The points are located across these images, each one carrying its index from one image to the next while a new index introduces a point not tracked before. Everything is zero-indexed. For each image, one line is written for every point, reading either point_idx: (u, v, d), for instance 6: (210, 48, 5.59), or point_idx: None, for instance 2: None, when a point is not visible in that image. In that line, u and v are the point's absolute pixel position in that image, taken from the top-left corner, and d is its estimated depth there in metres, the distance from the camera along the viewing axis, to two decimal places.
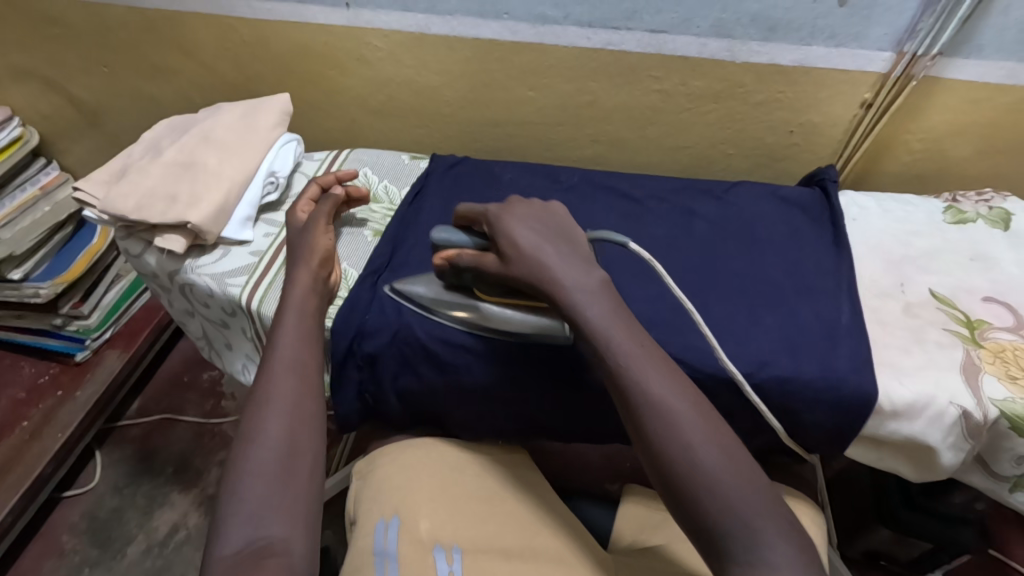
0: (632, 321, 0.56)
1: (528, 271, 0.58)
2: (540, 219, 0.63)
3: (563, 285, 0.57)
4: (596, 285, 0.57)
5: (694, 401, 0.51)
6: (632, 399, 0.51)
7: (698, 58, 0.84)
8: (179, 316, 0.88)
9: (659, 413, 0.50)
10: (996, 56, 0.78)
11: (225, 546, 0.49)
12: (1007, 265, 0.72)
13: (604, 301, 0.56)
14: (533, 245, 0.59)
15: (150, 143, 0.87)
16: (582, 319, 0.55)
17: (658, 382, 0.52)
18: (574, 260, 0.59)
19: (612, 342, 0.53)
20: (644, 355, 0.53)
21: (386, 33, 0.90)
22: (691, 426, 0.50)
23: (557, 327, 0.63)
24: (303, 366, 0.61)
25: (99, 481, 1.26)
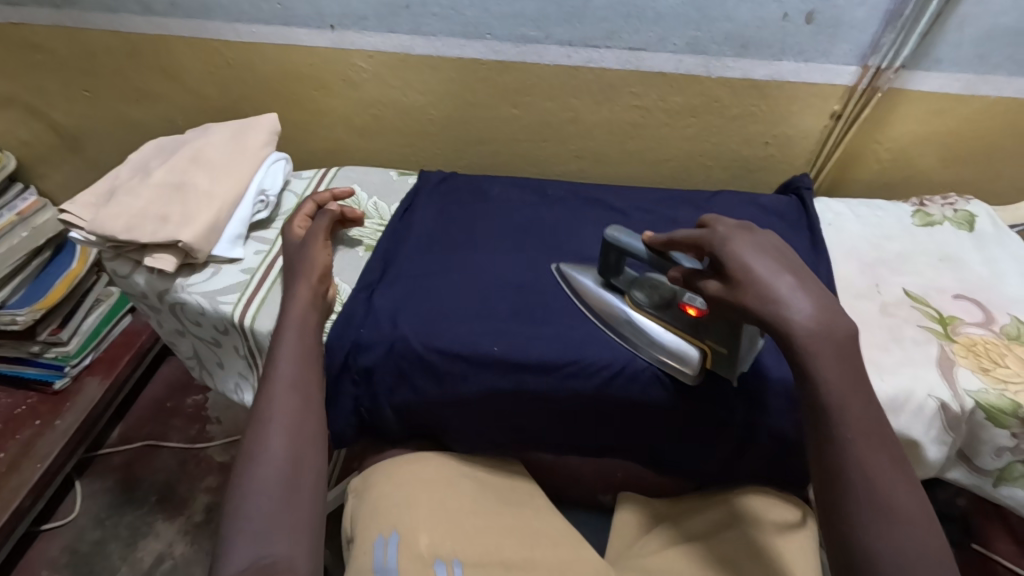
0: (870, 397, 0.51)
1: (764, 308, 0.53)
2: (780, 251, 0.57)
3: (803, 337, 0.51)
4: (844, 345, 0.52)
5: (915, 502, 0.48)
6: (851, 480, 0.48)
7: (675, 73, 0.88)
8: (168, 337, 0.88)
9: (879, 507, 0.47)
10: (953, 69, 0.83)
11: (230, 566, 0.48)
12: (973, 263, 0.76)
13: (848, 367, 0.51)
14: (777, 280, 0.53)
15: (137, 164, 0.87)
16: (817, 383, 0.51)
17: (885, 473, 0.49)
18: (823, 307, 0.53)
19: (844, 413, 0.50)
20: (872, 437, 0.50)
21: (370, 55, 0.92)
22: (906, 528, 0.47)
23: (688, 364, 0.64)
24: (304, 383, 0.61)
25: (80, 513, 1.23)
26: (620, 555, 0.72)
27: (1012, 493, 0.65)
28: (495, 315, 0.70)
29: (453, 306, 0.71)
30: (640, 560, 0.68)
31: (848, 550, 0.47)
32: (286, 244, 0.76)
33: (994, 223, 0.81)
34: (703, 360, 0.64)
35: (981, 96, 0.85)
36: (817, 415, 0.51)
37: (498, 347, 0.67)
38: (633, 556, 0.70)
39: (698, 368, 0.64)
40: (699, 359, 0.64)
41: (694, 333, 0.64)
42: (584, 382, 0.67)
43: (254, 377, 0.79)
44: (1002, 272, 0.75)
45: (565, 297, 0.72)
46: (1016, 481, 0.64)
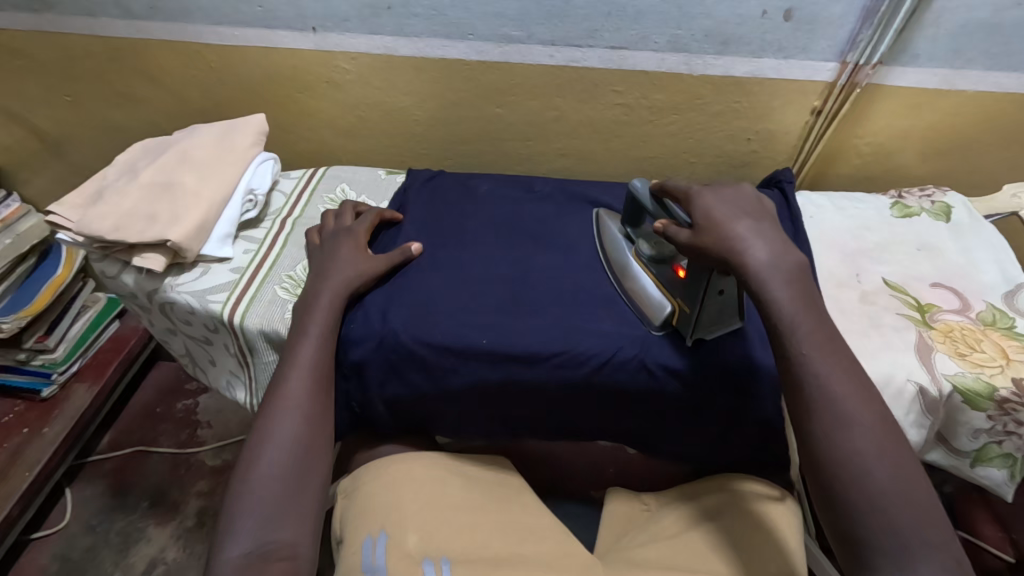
0: (823, 319, 0.57)
1: (721, 245, 0.60)
2: (739, 201, 0.65)
3: (754, 267, 0.59)
4: (792, 273, 0.59)
5: (871, 406, 0.54)
6: (807, 394, 0.54)
7: (657, 71, 0.89)
8: (158, 338, 0.88)
9: (837, 415, 0.53)
10: (929, 64, 0.85)
11: (234, 548, 0.54)
12: (950, 253, 0.78)
13: (795, 290, 0.58)
14: (731, 222, 0.62)
15: (123, 166, 0.87)
16: (769, 304, 0.57)
17: (842, 382, 0.54)
18: (772, 243, 0.61)
19: (795, 330, 0.56)
20: (827, 352, 0.56)
21: (356, 56, 0.93)
22: (863, 429, 0.52)
23: (654, 314, 0.68)
24: (320, 372, 0.65)
25: (71, 520, 1.22)
26: (608, 548, 0.72)
27: (988, 472, 0.67)
28: (486, 308, 0.71)
29: (443, 298, 0.72)
30: (626, 553, 0.69)
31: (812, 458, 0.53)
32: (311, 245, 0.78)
33: (970, 213, 0.83)
34: (669, 317, 0.68)
35: (957, 89, 0.87)
36: (774, 334, 0.57)
37: (488, 339, 0.68)
38: (620, 549, 0.70)
39: (661, 322, 0.68)
40: (665, 316, 0.68)
41: (672, 290, 0.68)
42: (574, 372, 0.67)
43: (245, 376, 0.80)
44: (977, 260, 0.77)
45: (552, 289, 0.74)
46: (991, 462, 0.66)
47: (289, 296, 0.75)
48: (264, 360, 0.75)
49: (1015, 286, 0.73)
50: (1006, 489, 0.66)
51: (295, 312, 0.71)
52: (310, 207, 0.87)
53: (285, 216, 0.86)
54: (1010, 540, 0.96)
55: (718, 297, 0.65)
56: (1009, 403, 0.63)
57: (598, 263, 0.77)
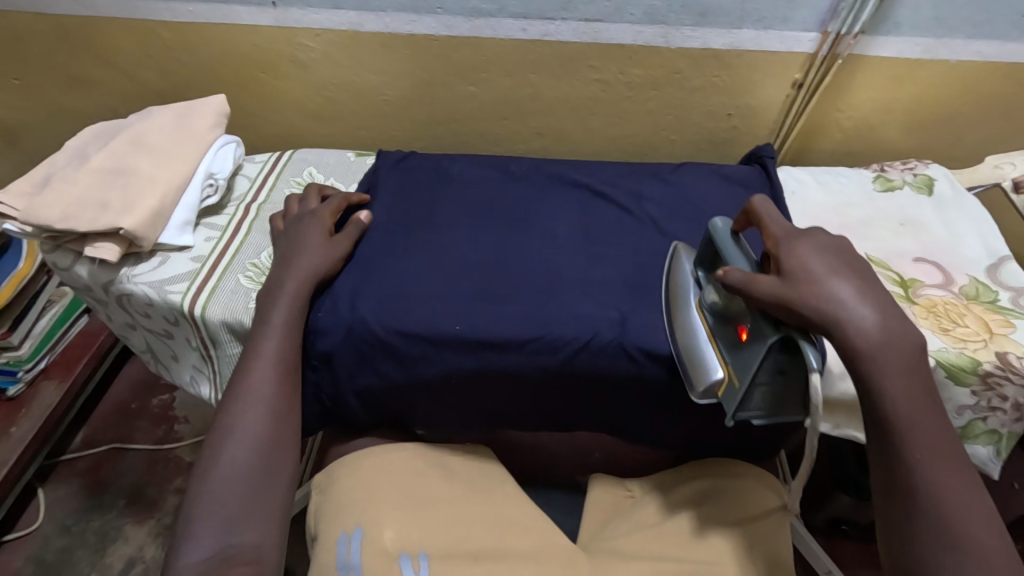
0: (939, 414, 0.50)
1: (822, 314, 0.51)
2: (843, 255, 0.55)
3: (862, 344, 0.50)
4: (907, 352, 0.51)
5: (988, 535, 0.47)
6: (918, 505, 0.48)
7: (634, 45, 0.86)
8: (119, 331, 0.84)
9: (949, 535, 0.47)
10: (911, 33, 0.83)
11: (195, 552, 0.51)
12: (933, 226, 0.77)
13: (914, 380, 0.50)
14: (832, 280, 0.53)
15: (74, 151, 0.82)
16: (882, 399, 0.50)
17: (957, 498, 0.48)
18: (883, 309, 0.52)
19: (912, 434, 0.49)
20: (943, 464, 0.49)
21: (319, 33, 0.89)
22: (978, 563, 0.46)
23: (703, 380, 0.59)
24: (286, 365, 0.62)
25: (44, 521, 1.18)
26: (592, 537, 0.70)
27: (974, 450, 0.65)
28: (460, 294, 0.68)
29: (416, 284, 0.69)
30: (611, 542, 0.67)
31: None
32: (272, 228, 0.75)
33: (952, 186, 0.81)
34: (715, 387, 0.58)
35: (940, 59, 0.85)
36: (884, 438, 0.50)
37: (460, 326, 0.65)
38: (603, 539, 0.68)
39: (706, 391, 0.59)
40: (710, 384, 0.58)
41: (727, 356, 0.58)
42: (549, 358, 0.65)
43: (210, 370, 0.77)
44: (960, 233, 0.76)
45: (528, 273, 0.71)
46: (976, 438, 0.65)
47: (252, 286, 0.72)
48: (229, 353, 0.72)
49: (998, 260, 0.72)
50: (991, 467, 0.66)
51: (259, 302, 0.67)
52: (276, 191, 0.84)
53: (250, 202, 0.83)
54: None
55: (777, 377, 0.55)
56: (993, 377, 0.62)
57: (575, 244, 0.75)
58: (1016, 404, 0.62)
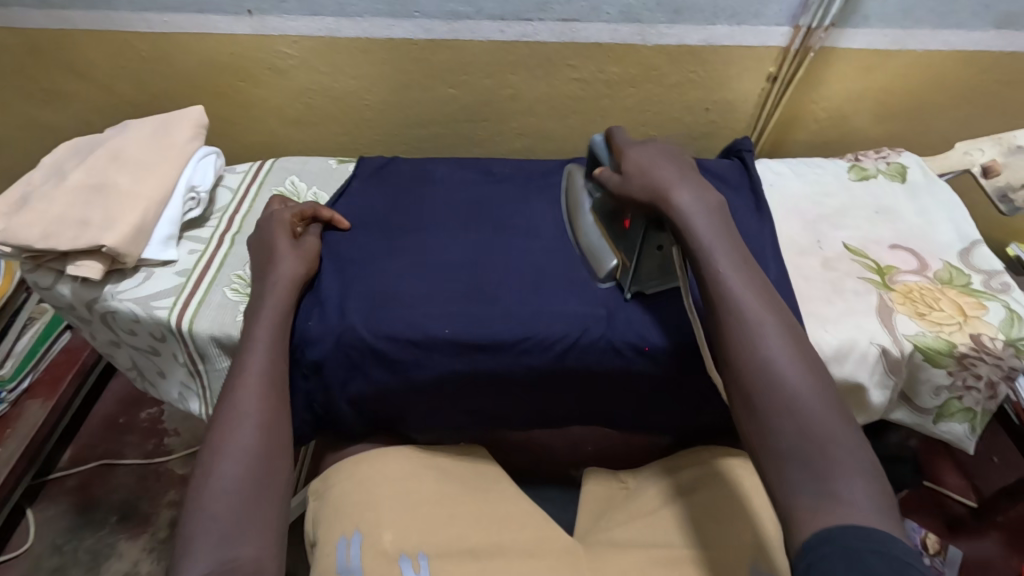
0: (737, 241, 0.59)
1: (650, 193, 0.62)
2: (667, 151, 0.66)
3: (676, 201, 0.60)
4: (713, 203, 0.61)
5: (788, 325, 0.54)
6: (725, 309, 0.55)
7: (611, 43, 0.87)
8: (103, 350, 0.83)
9: (751, 327, 0.53)
10: (880, 25, 0.85)
11: (195, 568, 0.50)
12: (906, 213, 0.79)
13: (713, 217, 0.59)
14: (652, 164, 0.64)
15: (51, 168, 0.81)
16: (689, 232, 0.59)
17: (757, 303, 0.55)
18: (688, 177, 0.63)
19: (713, 252, 0.57)
20: (744, 271, 0.57)
21: (296, 40, 0.88)
22: (779, 344, 0.52)
23: (602, 266, 0.70)
24: (274, 377, 0.62)
25: (35, 541, 1.17)
26: (587, 530, 0.71)
27: (951, 428, 0.69)
28: (447, 294, 0.69)
29: (402, 287, 0.70)
30: (608, 533, 0.68)
31: (733, 373, 0.53)
32: (254, 234, 0.74)
33: (925, 173, 0.83)
34: (613, 270, 0.69)
35: (909, 50, 0.87)
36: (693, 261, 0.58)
37: (450, 329, 0.66)
38: (599, 530, 0.70)
39: (605, 276, 0.70)
40: (608, 269, 0.69)
41: (616, 243, 0.70)
42: (539, 356, 0.66)
43: (197, 384, 0.76)
44: (932, 219, 0.78)
45: (510, 271, 0.72)
46: (953, 417, 0.68)
47: (239, 298, 0.71)
48: (218, 367, 0.72)
49: (970, 244, 0.75)
50: (967, 443, 0.69)
51: (245, 318, 0.67)
52: (258, 202, 0.83)
53: (232, 213, 0.82)
54: (971, 487, 1.07)
55: (658, 252, 0.66)
56: (968, 358, 0.64)
57: (559, 243, 0.76)
58: (990, 383, 0.65)
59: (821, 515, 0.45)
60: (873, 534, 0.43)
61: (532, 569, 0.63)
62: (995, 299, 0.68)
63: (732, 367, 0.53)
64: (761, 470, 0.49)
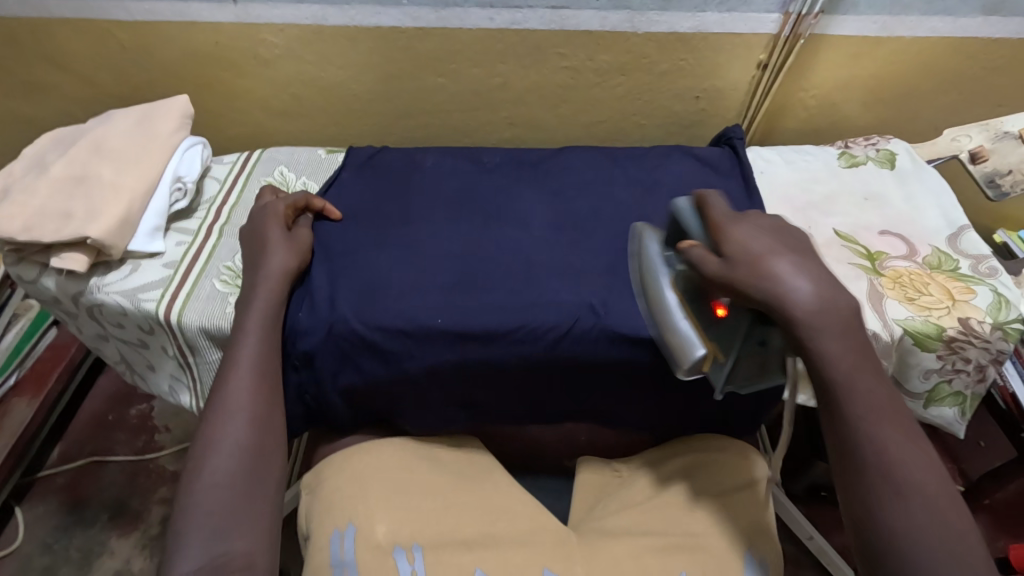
0: (878, 372, 0.52)
1: (768, 297, 0.52)
2: (780, 233, 0.57)
3: (803, 317, 0.52)
4: (847, 319, 0.53)
5: (931, 474, 0.49)
6: (860, 459, 0.50)
7: (601, 31, 0.87)
8: (91, 343, 0.82)
9: (892, 486, 0.48)
10: (869, 11, 0.85)
11: (189, 561, 0.50)
12: (895, 199, 0.79)
13: (852, 343, 0.52)
14: (771, 259, 0.54)
15: (32, 159, 0.79)
16: (820, 359, 0.51)
17: (901, 451, 0.49)
18: (815, 278, 0.54)
19: (849, 391, 0.51)
20: (885, 413, 0.51)
21: (281, 28, 0.87)
22: (926, 505, 0.48)
23: (686, 356, 0.57)
24: (266, 369, 0.61)
25: (24, 540, 1.16)
26: (581, 519, 0.71)
27: (941, 412, 0.70)
28: (440, 286, 0.69)
29: (393, 278, 0.69)
30: (602, 522, 0.68)
31: (865, 534, 0.49)
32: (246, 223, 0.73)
33: (913, 160, 0.84)
34: (699, 363, 0.57)
35: (898, 36, 0.88)
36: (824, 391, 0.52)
37: (443, 320, 0.66)
38: (593, 519, 0.70)
39: (689, 369, 0.57)
40: (694, 361, 0.57)
41: (707, 331, 0.57)
42: (532, 345, 0.66)
43: (188, 377, 0.75)
44: (921, 205, 0.78)
45: (503, 261, 0.72)
46: (942, 401, 0.69)
47: (228, 289, 0.71)
48: (208, 360, 0.71)
49: (959, 229, 0.75)
50: (956, 426, 0.70)
51: (235, 308, 0.66)
52: (246, 193, 0.82)
53: (220, 204, 0.81)
54: (959, 471, 1.09)
55: (758, 349, 0.58)
56: (956, 341, 0.65)
57: (551, 231, 0.75)
58: (978, 366, 0.66)
59: None
60: None
61: (527, 559, 0.63)
62: (983, 283, 0.69)
63: (864, 526, 0.49)
64: None
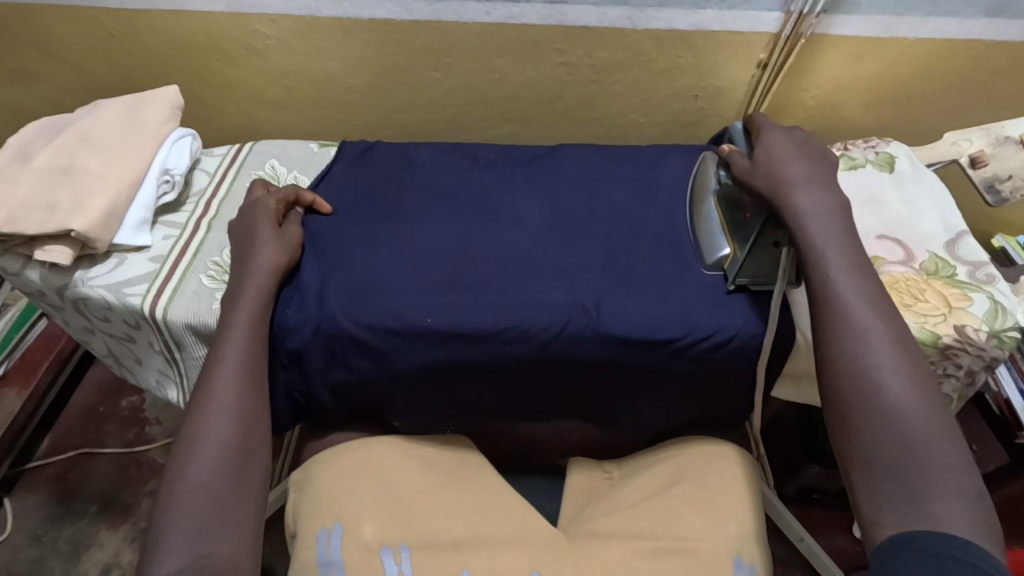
0: (856, 250, 0.59)
1: (771, 187, 0.63)
2: (804, 142, 0.66)
3: (795, 201, 0.61)
4: (833, 205, 0.61)
5: (892, 328, 0.56)
6: (829, 314, 0.56)
7: (599, 27, 0.85)
8: (78, 337, 0.81)
9: (856, 336, 0.55)
10: (871, 11, 0.84)
11: (171, 563, 0.49)
12: (894, 204, 0.78)
13: (831, 222, 0.60)
14: (778, 160, 0.65)
15: (18, 149, 0.78)
16: (801, 229, 0.60)
17: (866, 309, 0.56)
18: (811, 173, 0.63)
19: (826, 259, 0.58)
20: (857, 279, 0.57)
21: (274, 19, 0.85)
22: (884, 349, 0.54)
23: (709, 251, 0.69)
24: (252, 367, 0.60)
25: (13, 531, 1.15)
26: (570, 521, 0.70)
27: None
28: (433, 283, 0.68)
29: (382, 275, 0.68)
30: (591, 524, 0.68)
31: (829, 376, 0.55)
32: (236, 218, 0.72)
33: (912, 162, 0.83)
34: (722, 260, 0.68)
35: (900, 37, 0.86)
36: (803, 259, 0.59)
37: (433, 317, 0.65)
38: (582, 521, 0.69)
39: (711, 263, 0.69)
40: (717, 257, 0.68)
41: (732, 232, 0.69)
42: (523, 345, 0.65)
43: (175, 373, 0.74)
44: (918, 209, 0.77)
45: (496, 258, 0.71)
46: None
47: (215, 285, 0.70)
48: (195, 355, 0.70)
49: (956, 235, 0.74)
50: None
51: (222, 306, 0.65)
52: (235, 187, 0.81)
53: (209, 197, 0.80)
54: None
55: (773, 249, 0.66)
56: (952, 349, 0.64)
57: (544, 230, 0.74)
58: (970, 371, 0.66)
59: (902, 517, 0.49)
60: (951, 533, 0.47)
61: (515, 560, 0.62)
62: (981, 290, 0.68)
63: (828, 370, 0.55)
64: (850, 472, 0.52)
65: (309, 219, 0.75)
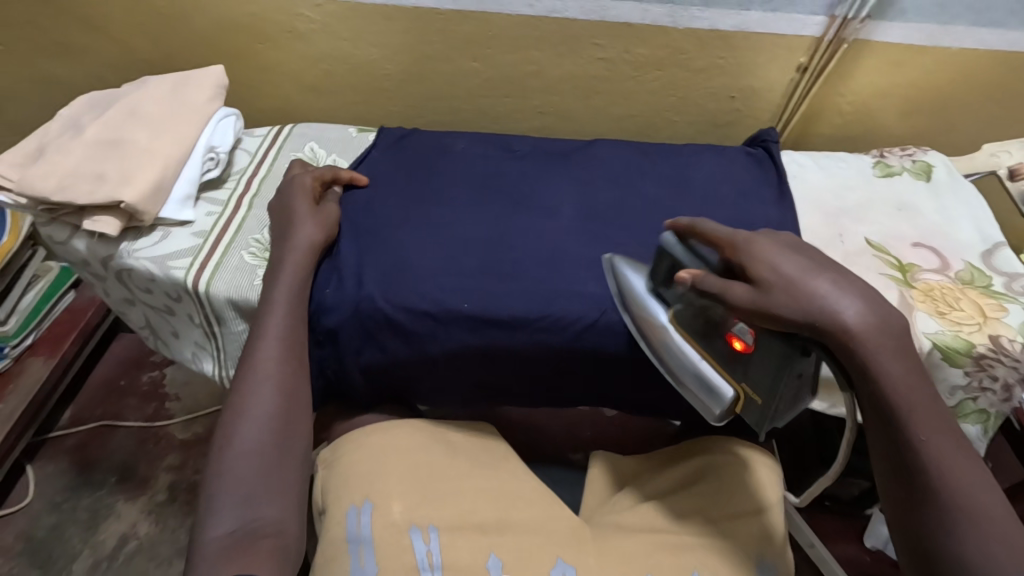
0: (935, 395, 0.51)
1: (809, 316, 0.50)
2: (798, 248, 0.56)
3: (854, 337, 0.50)
4: (895, 331, 0.51)
5: (993, 496, 0.48)
6: (927, 483, 0.48)
7: (641, 24, 0.86)
8: (117, 307, 0.82)
9: (964, 513, 0.47)
10: (915, 20, 0.84)
11: (219, 526, 0.51)
12: (929, 212, 0.78)
13: (907, 361, 0.50)
14: (801, 277, 0.52)
15: (68, 121, 0.80)
16: (876, 382, 0.50)
17: (961, 471, 0.49)
18: (850, 288, 0.52)
19: (911, 414, 0.49)
20: (945, 436, 0.50)
21: (319, 3, 0.87)
22: (996, 529, 0.47)
23: (717, 397, 0.60)
24: (294, 343, 0.61)
25: (34, 497, 1.17)
26: (593, 511, 0.71)
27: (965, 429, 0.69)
28: (468, 272, 0.69)
29: (419, 260, 0.69)
30: (614, 516, 0.69)
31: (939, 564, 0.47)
32: (276, 194, 0.74)
33: (949, 172, 0.83)
34: (731, 403, 0.60)
35: (942, 46, 0.86)
36: (885, 414, 0.50)
37: (469, 304, 0.66)
38: (606, 513, 0.70)
39: (723, 412, 0.61)
40: (727, 403, 0.60)
41: (730, 373, 0.59)
42: (557, 335, 0.66)
43: (212, 347, 0.76)
44: (954, 219, 0.77)
45: (530, 250, 0.71)
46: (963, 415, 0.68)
47: (257, 262, 0.71)
48: (235, 330, 0.72)
49: (993, 246, 0.74)
50: (979, 445, 0.69)
51: (265, 281, 0.66)
52: (276, 167, 0.82)
53: (250, 176, 0.81)
54: None
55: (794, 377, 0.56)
56: (985, 358, 0.64)
57: (579, 223, 0.75)
58: (1006, 385, 0.65)
59: None
60: None
61: (539, 548, 0.63)
62: (1016, 302, 0.68)
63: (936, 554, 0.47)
64: None
65: (348, 196, 0.77)
